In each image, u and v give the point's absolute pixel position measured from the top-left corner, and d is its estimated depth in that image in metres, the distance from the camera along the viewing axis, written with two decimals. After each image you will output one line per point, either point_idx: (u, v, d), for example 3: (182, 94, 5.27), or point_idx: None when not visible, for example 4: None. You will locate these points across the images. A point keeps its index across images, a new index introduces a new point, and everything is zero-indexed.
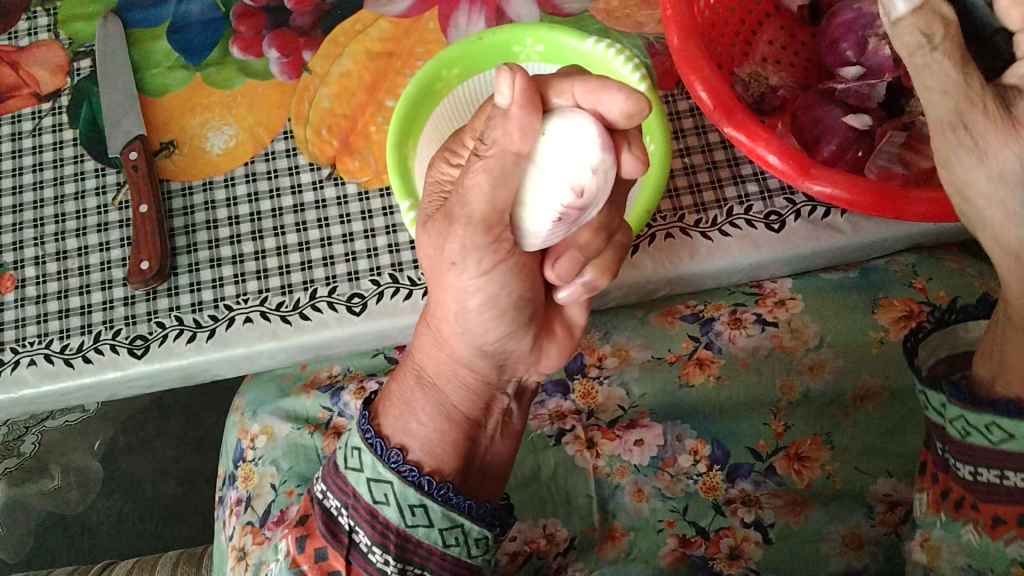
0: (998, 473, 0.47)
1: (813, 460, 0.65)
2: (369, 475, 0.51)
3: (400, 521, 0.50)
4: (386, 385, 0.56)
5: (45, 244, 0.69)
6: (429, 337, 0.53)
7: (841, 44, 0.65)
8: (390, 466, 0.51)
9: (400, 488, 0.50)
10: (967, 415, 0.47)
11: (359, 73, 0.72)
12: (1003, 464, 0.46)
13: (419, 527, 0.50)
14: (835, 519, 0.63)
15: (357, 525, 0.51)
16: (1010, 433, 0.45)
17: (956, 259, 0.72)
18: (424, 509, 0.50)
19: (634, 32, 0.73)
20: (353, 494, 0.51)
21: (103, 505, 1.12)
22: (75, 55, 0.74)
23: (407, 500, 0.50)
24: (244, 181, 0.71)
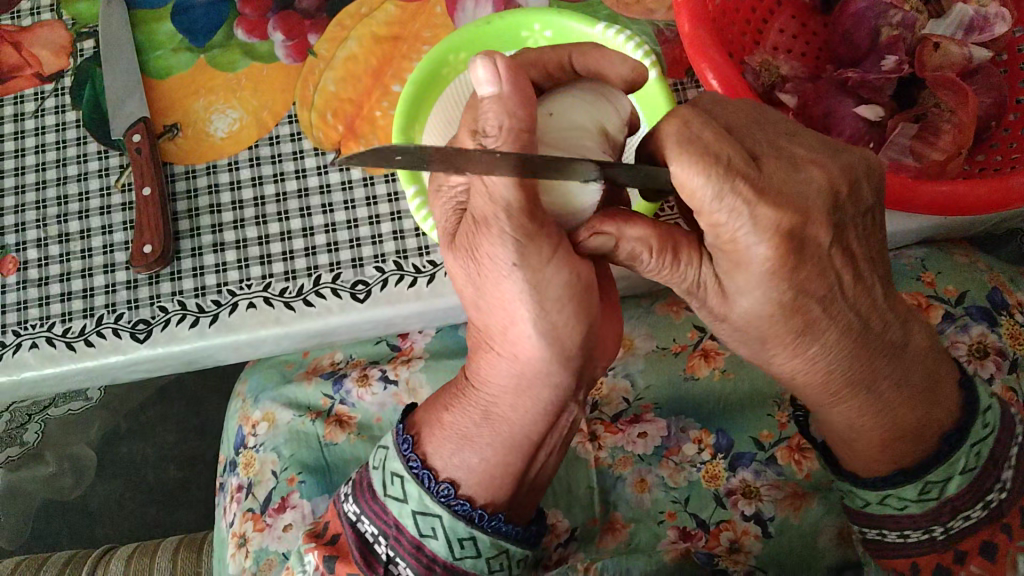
0: (878, 532, 0.53)
1: (813, 451, 0.65)
2: (416, 507, 0.51)
3: (448, 554, 0.51)
4: (438, 415, 0.54)
5: (48, 226, 0.69)
6: (498, 361, 0.49)
7: (853, 34, 0.65)
8: (439, 501, 0.51)
9: (449, 521, 0.51)
10: (857, 490, 0.54)
11: (365, 58, 0.71)
12: (879, 524, 0.53)
13: (467, 559, 0.51)
14: (833, 511, 0.64)
15: (399, 555, 0.52)
16: (865, 501, 0.53)
17: (965, 251, 0.71)
18: (473, 541, 0.51)
19: (644, 20, 0.72)
20: (397, 525, 0.52)
21: (102, 489, 1.12)
22: (78, 36, 0.73)
23: (455, 534, 0.51)
24: (248, 165, 0.70)
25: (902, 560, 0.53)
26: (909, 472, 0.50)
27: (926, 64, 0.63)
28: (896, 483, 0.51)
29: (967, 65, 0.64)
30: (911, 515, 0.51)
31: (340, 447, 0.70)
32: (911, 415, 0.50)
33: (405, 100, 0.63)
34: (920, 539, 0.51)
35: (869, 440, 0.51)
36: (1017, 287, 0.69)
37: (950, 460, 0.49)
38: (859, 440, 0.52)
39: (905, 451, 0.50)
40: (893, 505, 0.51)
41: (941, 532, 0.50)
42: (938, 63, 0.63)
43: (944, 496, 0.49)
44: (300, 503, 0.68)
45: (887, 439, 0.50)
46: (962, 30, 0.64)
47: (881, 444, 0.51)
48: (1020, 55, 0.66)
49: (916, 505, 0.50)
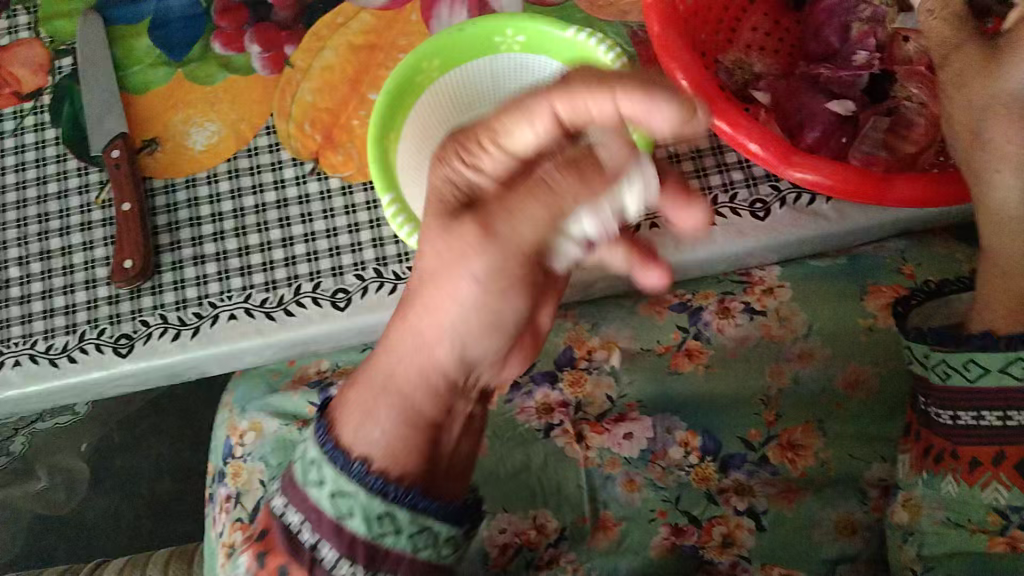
0: (974, 415, 0.52)
1: (805, 448, 0.66)
2: (331, 488, 0.47)
3: (366, 533, 0.46)
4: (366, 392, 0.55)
5: (30, 244, 0.69)
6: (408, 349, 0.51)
7: (825, 30, 0.65)
8: (353, 478, 0.47)
9: (365, 498, 0.47)
10: (948, 358, 0.53)
11: (341, 67, 0.72)
12: (976, 405, 0.52)
13: (387, 537, 0.47)
14: (828, 505, 0.63)
15: (320, 541, 0.47)
16: (985, 369, 0.51)
17: (947, 243, 0.71)
18: (392, 516, 0.47)
19: (618, 21, 0.72)
20: (314, 509, 0.48)
21: (97, 503, 1.12)
22: (56, 53, 0.73)
23: (373, 510, 0.47)
24: (227, 177, 0.70)
25: (986, 449, 0.53)
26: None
27: (896, 56, 0.64)
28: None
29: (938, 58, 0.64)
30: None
31: None
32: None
33: (381, 106, 0.63)
34: (994, 424, 0.52)
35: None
36: None
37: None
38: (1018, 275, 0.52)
39: None
40: (1014, 373, 0.50)
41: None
42: (908, 56, 0.64)
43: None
44: None
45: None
46: None
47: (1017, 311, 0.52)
48: None
49: None
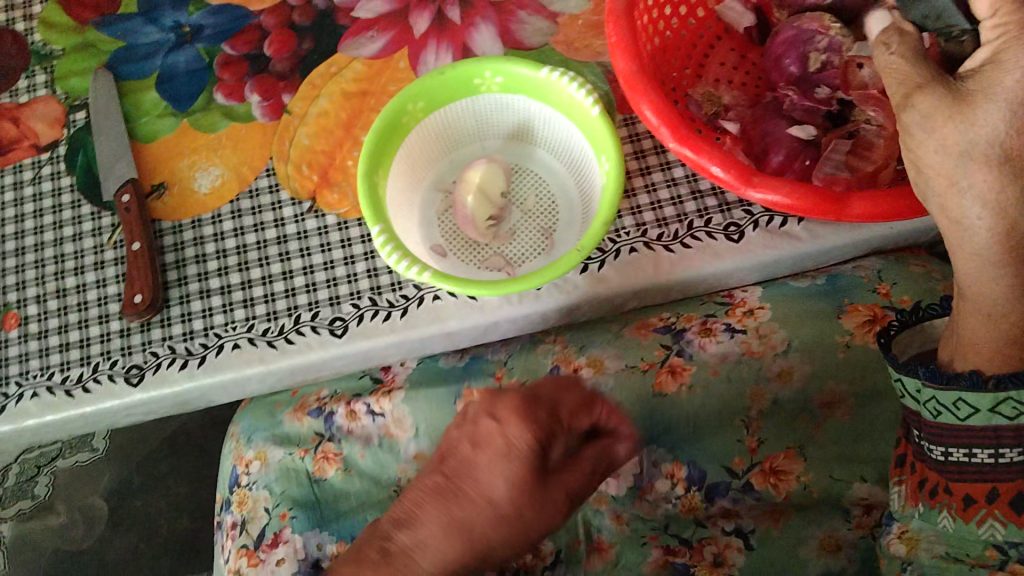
0: (966, 451, 0.53)
1: (788, 473, 0.69)
2: None
3: None
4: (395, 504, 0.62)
5: (46, 284, 0.73)
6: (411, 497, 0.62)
7: (784, 60, 0.70)
8: None
9: None
10: (939, 394, 0.53)
11: (336, 113, 0.77)
12: (968, 444, 0.53)
13: None
14: (814, 523, 0.68)
15: None
16: (974, 408, 0.51)
17: (921, 262, 0.76)
18: None
19: (593, 62, 0.77)
20: None
21: (115, 546, 1.14)
22: (71, 108, 0.79)
23: None
24: (231, 217, 0.75)
25: (979, 486, 0.53)
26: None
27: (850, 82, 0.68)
28: (1019, 385, 0.49)
29: None
30: (1019, 425, 0.50)
31: (331, 483, 0.74)
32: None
33: (370, 143, 0.67)
34: (987, 460, 0.52)
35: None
36: None
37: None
38: (1001, 319, 0.50)
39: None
40: (1004, 413, 0.50)
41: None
42: (862, 82, 0.67)
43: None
44: (292, 538, 0.72)
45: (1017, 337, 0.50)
46: None
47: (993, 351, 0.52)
48: None
49: None
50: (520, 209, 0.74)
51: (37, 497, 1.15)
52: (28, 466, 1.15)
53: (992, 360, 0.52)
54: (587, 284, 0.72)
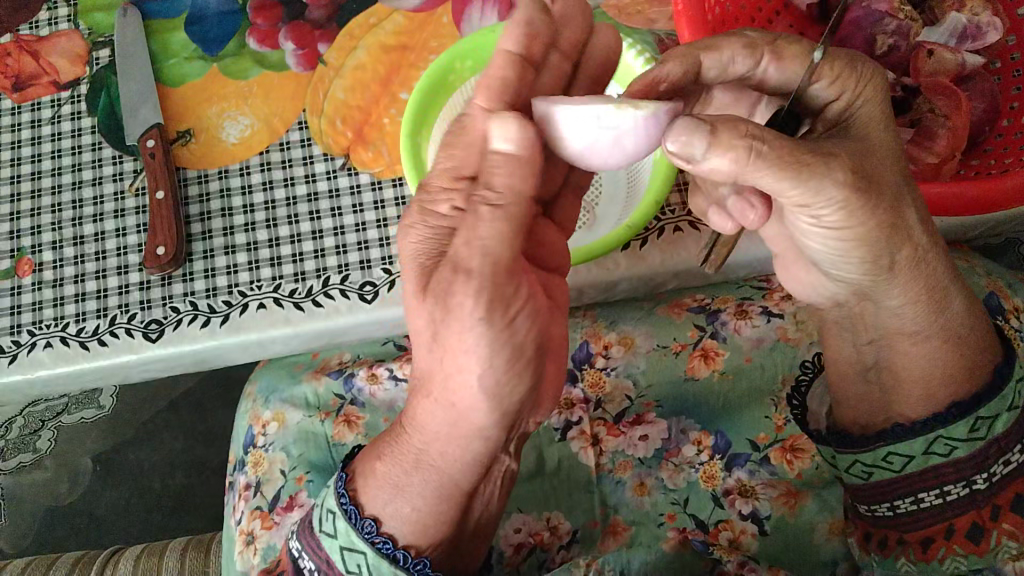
0: (912, 499, 0.51)
1: (805, 452, 0.67)
2: (344, 543, 0.52)
3: None
4: (369, 464, 0.53)
5: (63, 229, 0.70)
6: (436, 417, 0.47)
7: (851, 42, 0.67)
8: (364, 537, 0.52)
9: (373, 560, 0.51)
10: (861, 459, 0.53)
11: (373, 66, 0.73)
12: (917, 487, 0.51)
13: None
14: (826, 509, 0.64)
15: None
16: (909, 456, 0.51)
17: (964, 256, 0.71)
18: None
19: (645, 29, 0.74)
20: (327, 560, 0.53)
21: (110, 496, 1.13)
22: (94, 45, 0.75)
23: (379, 572, 0.51)
24: (259, 170, 0.72)
25: (937, 525, 0.51)
26: (966, 400, 0.50)
27: (921, 70, 0.65)
28: (947, 421, 0.50)
29: (961, 72, 0.65)
30: (957, 462, 0.49)
31: (348, 448, 0.71)
32: (973, 335, 0.50)
33: (413, 101, 0.63)
34: (958, 494, 0.49)
35: (948, 372, 0.50)
36: (1014, 292, 0.68)
37: (1001, 395, 0.49)
38: (938, 351, 0.50)
39: (965, 387, 0.50)
40: (938, 452, 0.50)
41: (982, 481, 0.49)
42: (932, 69, 0.65)
43: (992, 434, 0.49)
44: (306, 502, 0.69)
45: (957, 379, 0.50)
46: (955, 39, 0.66)
47: (933, 381, 0.51)
48: (1013, 63, 0.67)
49: (963, 446, 0.49)
50: None
51: (39, 451, 1.11)
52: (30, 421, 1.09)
53: (930, 396, 0.51)
54: (627, 263, 0.70)
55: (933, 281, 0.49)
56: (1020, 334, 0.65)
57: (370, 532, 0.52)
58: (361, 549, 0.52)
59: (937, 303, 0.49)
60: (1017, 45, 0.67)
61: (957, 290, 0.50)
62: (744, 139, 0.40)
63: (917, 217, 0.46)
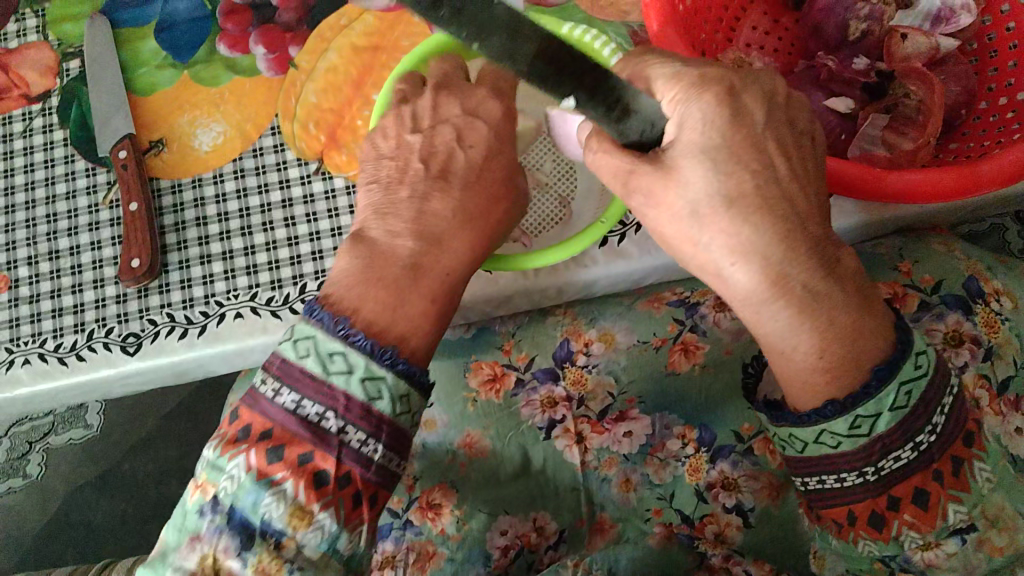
0: (817, 479, 0.51)
1: None
2: (363, 375, 0.50)
3: (391, 411, 0.50)
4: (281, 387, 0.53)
5: (38, 244, 0.70)
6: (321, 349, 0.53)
7: (824, 27, 0.66)
8: (384, 363, 0.51)
9: (394, 381, 0.51)
10: (777, 432, 0.52)
11: (345, 69, 0.72)
12: (818, 470, 0.50)
13: (404, 415, 0.51)
14: None
15: (348, 420, 0.50)
16: (805, 442, 0.50)
17: (944, 240, 0.70)
18: (410, 399, 0.51)
19: (618, 21, 0.73)
20: (343, 395, 0.50)
21: (106, 504, 1.13)
22: (64, 57, 0.74)
23: (399, 391, 0.51)
24: (233, 177, 0.71)
25: (840, 508, 0.51)
26: (840, 402, 0.47)
27: (895, 54, 0.64)
28: (827, 416, 0.47)
29: (936, 56, 0.64)
30: (846, 455, 0.48)
31: None
32: (858, 340, 0.47)
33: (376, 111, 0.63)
34: (855, 483, 0.49)
35: (814, 376, 0.48)
36: (994, 275, 0.68)
37: (877, 397, 0.46)
38: (794, 351, 0.48)
39: (841, 385, 0.47)
40: (828, 443, 0.48)
41: (873, 474, 0.48)
42: (907, 53, 0.64)
43: (875, 432, 0.47)
44: None
45: (833, 378, 0.47)
46: (928, 22, 0.65)
47: (804, 384, 0.48)
48: (991, 44, 0.66)
49: (847, 442, 0.48)
50: (536, 176, 0.70)
51: (29, 477, 1.12)
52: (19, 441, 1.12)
53: (812, 394, 0.48)
54: (605, 259, 0.70)
55: (769, 285, 0.47)
56: (999, 317, 0.64)
57: (389, 357, 0.51)
58: (337, 348, 0.51)
59: (812, 313, 0.47)
60: (994, 26, 0.66)
61: (834, 296, 0.47)
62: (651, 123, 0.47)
63: (746, 217, 0.46)
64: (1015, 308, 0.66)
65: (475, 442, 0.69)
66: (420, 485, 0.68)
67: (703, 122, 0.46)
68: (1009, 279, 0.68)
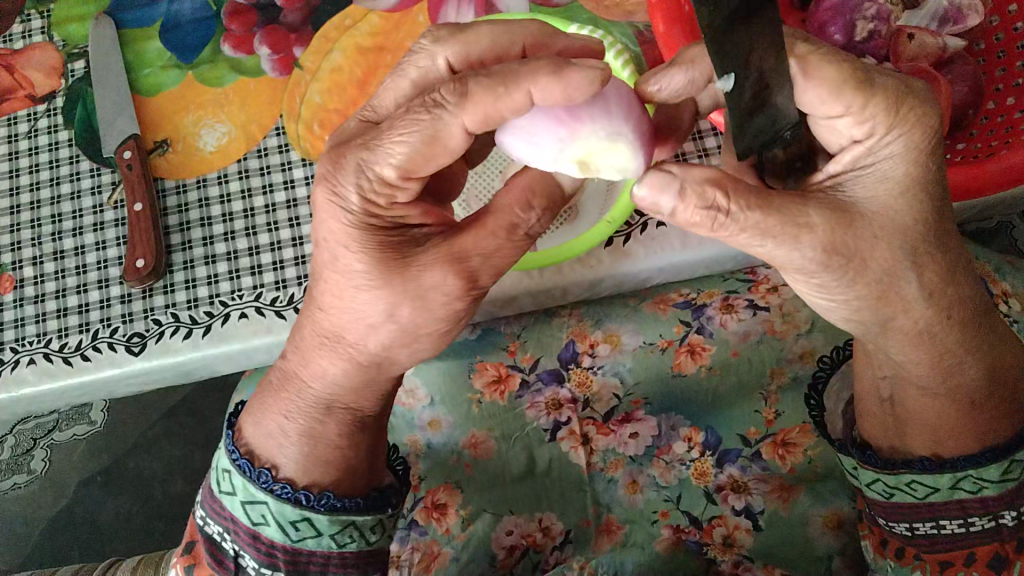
0: (933, 525, 0.50)
1: (797, 447, 0.66)
2: (244, 498, 0.53)
3: (284, 537, 0.53)
4: (269, 422, 0.55)
5: (43, 244, 0.70)
6: (334, 362, 0.52)
7: (830, 27, 0.65)
8: (261, 488, 0.53)
9: (274, 506, 0.52)
10: (885, 479, 0.51)
11: (349, 68, 0.72)
12: (939, 514, 0.50)
13: (307, 539, 0.53)
14: (821, 501, 0.64)
15: (242, 548, 0.54)
16: (933, 488, 0.49)
17: None
18: (307, 522, 0.52)
19: (624, 21, 0.72)
20: (232, 518, 0.54)
21: (110, 504, 1.13)
22: (69, 57, 0.74)
23: (285, 517, 0.52)
24: (237, 177, 0.71)
25: (957, 552, 0.50)
26: (997, 450, 0.48)
27: (902, 54, 0.64)
28: (981, 463, 0.48)
29: (944, 56, 0.64)
30: (984, 499, 0.48)
31: None
32: (1015, 380, 0.50)
33: None
34: (985, 527, 0.49)
35: (966, 424, 0.49)
36: (1003, 277, 0.67)
37: None
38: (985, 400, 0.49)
39: (991, 429, 0.49)
40: (965, 488, 0.49)
41: (1011, 518, 0.48)
42: (913, 53, 0.63)
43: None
44: None
45: (957, 427, 0.50)
46: (936, 22, 0.64)
47: (953, 424, 0.50)
48: (998, 44, 0.66)
49: (993, 487, 0.48)
50: None
51: (33, 472, 1.13)
52: (23, 438, 1.13)
53: (961, 438, 0.50)
54: (610, 259, 0.69)
55: (965, 335, 0.47)
56: (1009, 319, 0.64)
57: (267, 481, 0.53)
58: (261, 499, 0.53)
59: (947, 367, 0.48)
60: (1001, 25, 0.66)
61: (994, 340, 0.49)
62: (711, 208, 0.40)
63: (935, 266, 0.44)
64: None
65: (480, 442, 0.69)
66: (425, 484, 0.69)
67: (904, 151, 0.41)
68: (1019, 280, 0.68)
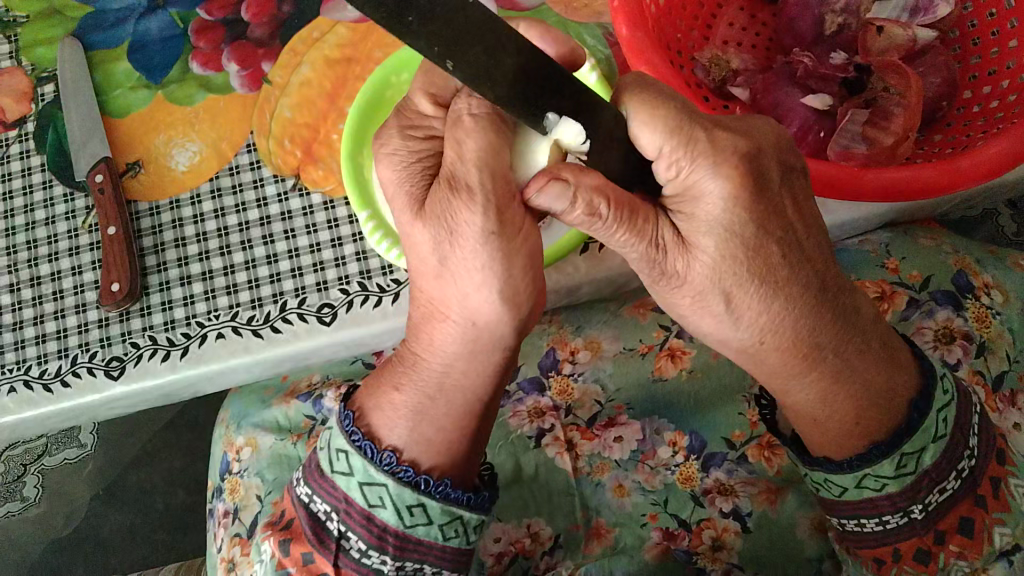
0: (856, 523, 0.54)
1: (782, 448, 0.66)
2: (362, 479, 0.52)
3: (397, 521, 0.52)
4: (378, 395, 0.55)
5: (19, 271, 0.70)
6: (454, 331, 0.50)
7: (799, 22, 0.65)
8: (384, 469, 0.52)
9: (394, 489, 0.52)
10: (832, 477, 0.53)
11: (318, 82, 0.72)
12: (858, 513, 0.54)
13: (418, 526, 0.52)
14: (807, 503, 0.64)
15: (351, 529, 0.53)
16: (843, 487, 0.53)
17: (932, 235, 0.69)
18: (423, 508, 0.52)
19: (593, 22, 0.72)
20: (346, 499, 0.53)
21: (112, 518, 1.13)
22: (38, 81, 0.74)
23: (403, 501, 0.52)
24: (210, 197, 0.71)
25: (884, 548, 0.54)
26: (885, 445, 0.51)
27: (870, 49, 0.63)
28: (872, 461, 0.51)
29: (913, 48, 0.63)
30: (890, 496, 0.52)
31: None
32: (887, 376, 0.51)
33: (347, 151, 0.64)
34: (900, 524, 0.53)
35: (854, 426, 0.52)
36: (983, 268, 0.66)
37: (923, 428, 0.51)
38: (847, 401, 0.51)
39: (877, 422, 0.51)
40: (870, 487, 0.52)
41: (920, 511, 0.52)
42: (882, 46, 0.63)
43: (921, 467, 0.51)
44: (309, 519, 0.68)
45: (856, 415, 0.51)
46: (907, 12, 0.64)
47: (849, 427, 0.52)
48: (973, 30, 0.64)
49: (894, 483, 0.51)
50: None
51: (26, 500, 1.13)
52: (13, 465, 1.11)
53: (853, 435, 0.52)
54: (587, 265, 0.69)
55: (808, 353, 0.49)
56: (991, 311, 0.64)
57: (391, 462, 0.53)
58: (381, 481, 0.52)
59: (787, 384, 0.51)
60: (975, 12, 0.64)
61: (840, 358, 0.50)
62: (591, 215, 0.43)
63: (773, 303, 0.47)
64: (1008, 302, 0.65)
65: None
66: None
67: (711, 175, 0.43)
68: (1000, 271, 0.67)
